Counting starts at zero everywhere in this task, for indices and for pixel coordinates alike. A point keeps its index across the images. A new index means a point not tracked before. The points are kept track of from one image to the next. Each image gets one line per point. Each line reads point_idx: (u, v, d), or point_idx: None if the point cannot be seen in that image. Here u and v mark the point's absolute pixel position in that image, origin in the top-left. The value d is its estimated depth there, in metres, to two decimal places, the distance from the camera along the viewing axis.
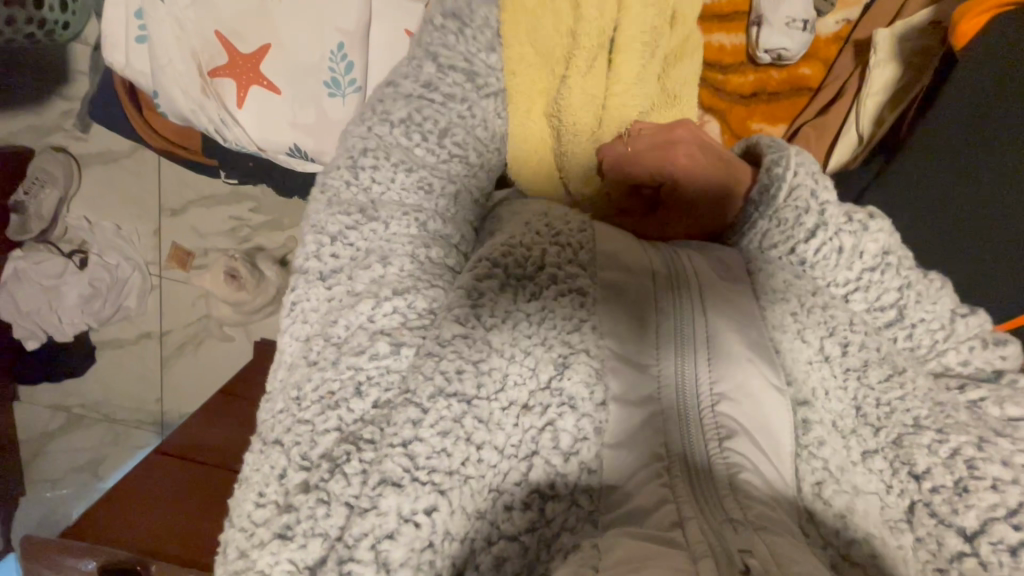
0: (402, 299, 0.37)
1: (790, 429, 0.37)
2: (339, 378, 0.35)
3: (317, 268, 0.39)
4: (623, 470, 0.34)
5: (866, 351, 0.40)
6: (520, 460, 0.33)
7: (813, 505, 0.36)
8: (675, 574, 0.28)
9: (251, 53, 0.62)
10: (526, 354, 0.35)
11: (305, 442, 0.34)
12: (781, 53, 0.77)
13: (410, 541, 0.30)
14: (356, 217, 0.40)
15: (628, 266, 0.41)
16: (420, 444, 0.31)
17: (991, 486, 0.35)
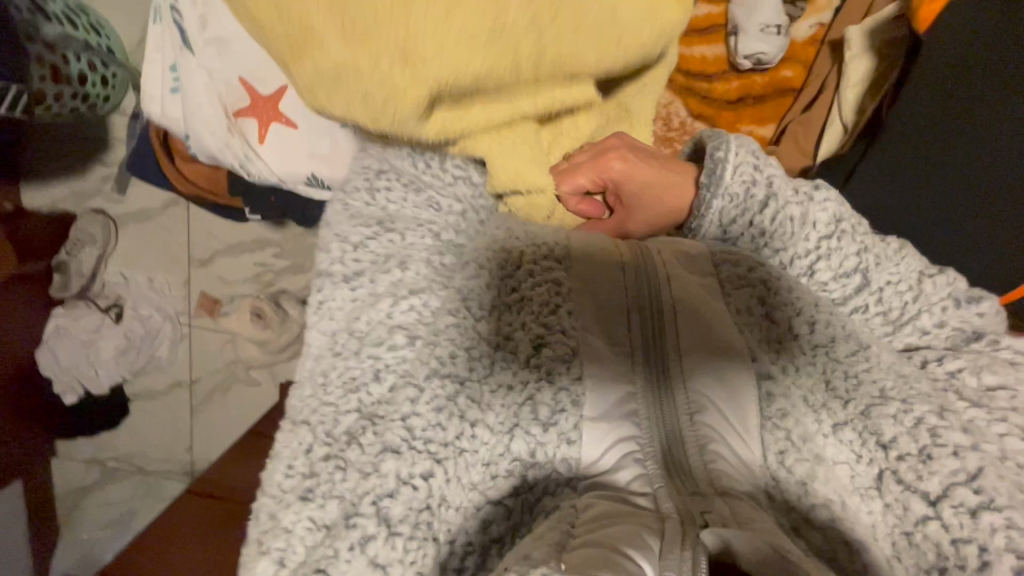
0: (417, 295, 0.41)
1: (754, 401, 0.39)
2: (359, 366, 0.39)
3: (342, 271, 0.43)
4: (598, 440, 0.37)
5: (832, 329, 0.43)
6: (504, 434, 0.37)
7: (778, 473, 0.38)
8: (642, 527, 0.29)
9: (271, 94, 0.69)
10: (507, 340, 0.40)
11: (328, 421, 0.38)
12: (760, 57, 0.82)
13: (407, 501, 0.35)
14: (376, 229, 0.44)
15: (598, 256, 0.44)
16: (417, 418, 0.37)
17: (953, 453, 0.37)
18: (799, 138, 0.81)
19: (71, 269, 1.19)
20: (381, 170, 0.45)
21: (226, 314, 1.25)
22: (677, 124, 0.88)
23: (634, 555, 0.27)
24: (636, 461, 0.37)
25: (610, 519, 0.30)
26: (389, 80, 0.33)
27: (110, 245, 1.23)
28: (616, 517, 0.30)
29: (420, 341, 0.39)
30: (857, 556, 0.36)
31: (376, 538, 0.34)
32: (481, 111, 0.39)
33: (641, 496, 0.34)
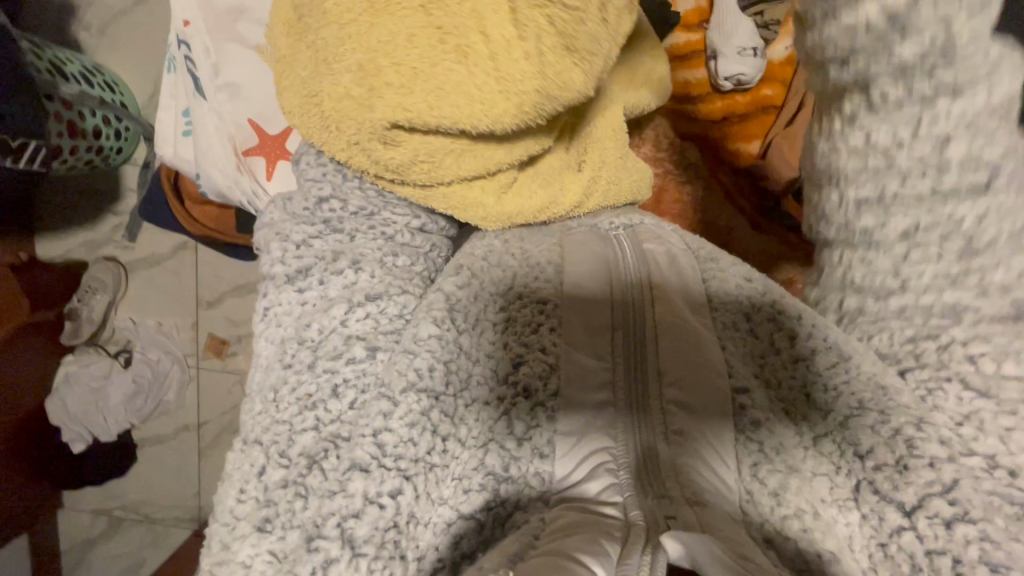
0: (380, 302, 0.43)
1: (730, 415, 0.41)
2: (315, 382, 0.40)
3: (285, 269, 0.43)
4: (572, 456, 0.40)
5: (814, 340, 0.40)
6: (478, 449, 0.40)
7: (750, 486, 0.40)
8: (601, 539, 0.31)
9: (278, 133, 0.72)
10: (488, 357, 0.43)
11: (282, 441, 0.39)
12: (740, 78, 0.86)
13: (374, 521, 0.36)
14: (321, 230, 0.45)
15: (592, 275, 0.47)
16: (389, 434, 0.38)
17: (929, 464, 0.34)
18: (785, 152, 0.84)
19: (82, 316, 1.22)
20: (327, 187, 0.45)
21: (233, 354, 1.27)
22: (667, 146, 0.92)
23: (586, 560, 0.29)
24: (608, 472, 0.39)
25: (575, 531, 0.32)
26: (363, 118, 0.39)
27: (120, 291, 1.26)
28: (588, 526, 0.33)
29: (402, 354, 0.40)
30: (825, 566, 0.36)
31: (339, 560, 0.35)
32: (462, 167, 0.44)
33: (609, 508, 0.36)
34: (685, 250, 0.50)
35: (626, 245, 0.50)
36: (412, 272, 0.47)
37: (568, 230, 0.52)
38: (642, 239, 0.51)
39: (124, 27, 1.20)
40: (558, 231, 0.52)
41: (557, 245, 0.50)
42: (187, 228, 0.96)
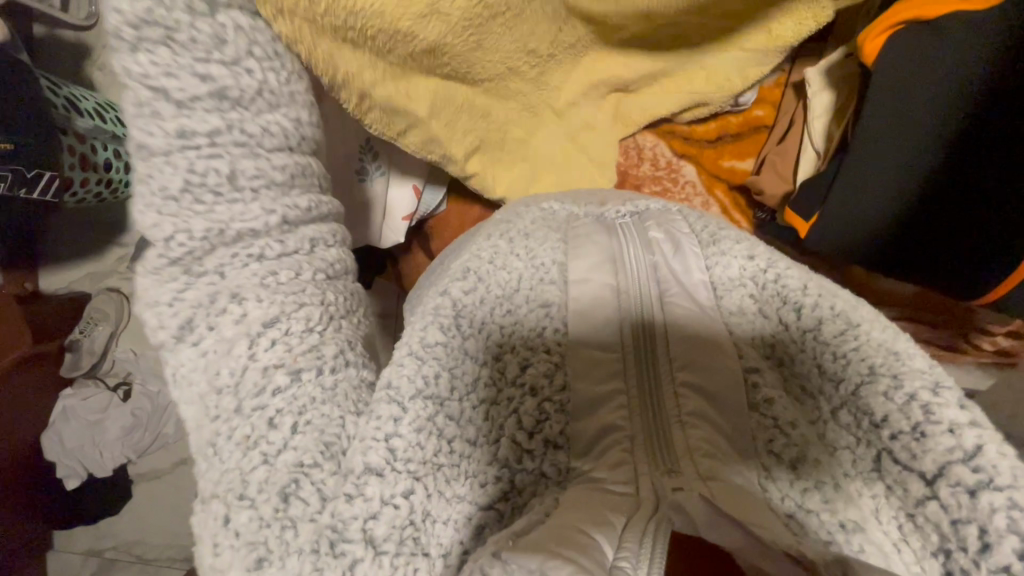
0: (275, 328, 0.36)
1: (739, 391, 0.42)
2: (249, 423, 0.34)
3: (168, 335, 0.35)
4: (585, 447, 0.41)
5: (820, 310, 0.41)
6: (489, 443, 0.41)
7: (768, 463, 0.40)
8: (599, 525, 0.33)
9: None
10: (484, 362, 0.43)
11: (237, 485, 0.33)
12: (736, 99, 0.89)
13: (390, 520, 0.34)
14: (185, 279, 0.35)
15: (582, 279, 0.48)
16: (399, 439, 0.36)
17: (948, 430, 0.33)
18: (778, 166, 0.87)
19: (83, 347, 1.20)
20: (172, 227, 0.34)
21: None
22: (665, 164, 0.93)
23: (589, 531, 0.32)
24: (621, 453, 0.40)
25: (586, 501, 0.35)
26: None
27: (122, 322, 1.25)
28: (608, 497, 0.36)
29: (406, 356, 0.39)
30: (847, 535, 0.37)
31: (364, 560, 0.33)
32: None
33: (618, 484, 0.38)
34: (688, 236, 0.50)
35: (635, 239, 0.50)
36: (303, 286, 0.38)
37: (568, 223, 0.54)
38: (646, 226, 0.52)
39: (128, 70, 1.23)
40: (562, 222, 0.54)
41: (561, 241, 0.51)
42: None
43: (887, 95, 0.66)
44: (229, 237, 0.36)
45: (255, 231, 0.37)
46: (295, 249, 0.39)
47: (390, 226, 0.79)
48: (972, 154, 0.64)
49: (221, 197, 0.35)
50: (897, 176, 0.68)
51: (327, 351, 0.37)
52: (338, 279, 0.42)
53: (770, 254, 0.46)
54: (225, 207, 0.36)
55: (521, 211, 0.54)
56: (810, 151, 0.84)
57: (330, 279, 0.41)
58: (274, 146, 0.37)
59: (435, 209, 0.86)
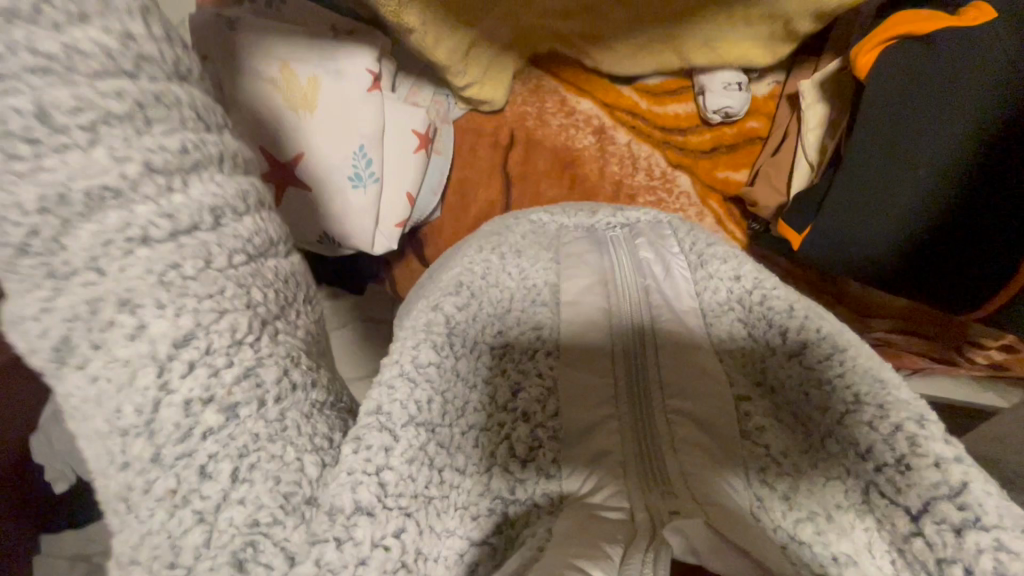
0: (194, 346, 0.25)
1: (732, 417, 0.42)
2: (173, 473, 0.25)
3: (41, 359, 0.24)
4: (578, 480, 0.40)
5: (806, 332, 0.40)
6: (480, 473, 0.39)
7: (761, 493, 0.40)
8: (588, 555, 0.30)
9: (288, 160, 0.77)
10: (484, 383, 0.42)
11: (167, 552, 0.25)
12: (726, 111, 0.89)
13: (381, 565, 0.29)
14: (50, 282, 0.23)
15: (574, 300, 0.49)
16: (390, 472, 0.31)
17: (934, 465, 0.32)
18: (772, 178, 0.87)
19: None
20: None
21: None
22: (660, 173, 0.94)
23: (586, 561, 0.30)
24: (612, 481, 0.39)
25: (585, 532, 0.33)
26: None
27: None
28: (599, 523, 0.34)
29: (399, 377, 0.36)
30: (840, 570, 0.35)
31: None
32: None
33: (611, 510, 0.36)
34: (677, 257, 0.51)
35: (622, 253, 0.52)
36: (224, 285, 0.26)
37: (563, 243, 0.54)
38: (637, 244, 0.53)
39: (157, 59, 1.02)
40: (552, 238, 0.55)
41: (553, 261, 0.52)
42: None
43: (876, 116, 0.67)
44: (79, 206, 0.23)
45: (114, 190, 0.23)
46: (190, 227, 0.26)
47: (384, 232, 0.84)
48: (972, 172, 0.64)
49: (38, 145, 0.22)
50: (891, 195, 0.67)
51: (267, 375, 0.27)
52: (266, 266, 0.30)
53: (758, 274, 0.46)
54: (61, 160, 0.22)
55: (511, 224, 0.54)
56: (802, 162, 0.85)
57: (261, 274, 0.29)
58: (104, 67, 0.23)
59: (430, 216, 0.92)
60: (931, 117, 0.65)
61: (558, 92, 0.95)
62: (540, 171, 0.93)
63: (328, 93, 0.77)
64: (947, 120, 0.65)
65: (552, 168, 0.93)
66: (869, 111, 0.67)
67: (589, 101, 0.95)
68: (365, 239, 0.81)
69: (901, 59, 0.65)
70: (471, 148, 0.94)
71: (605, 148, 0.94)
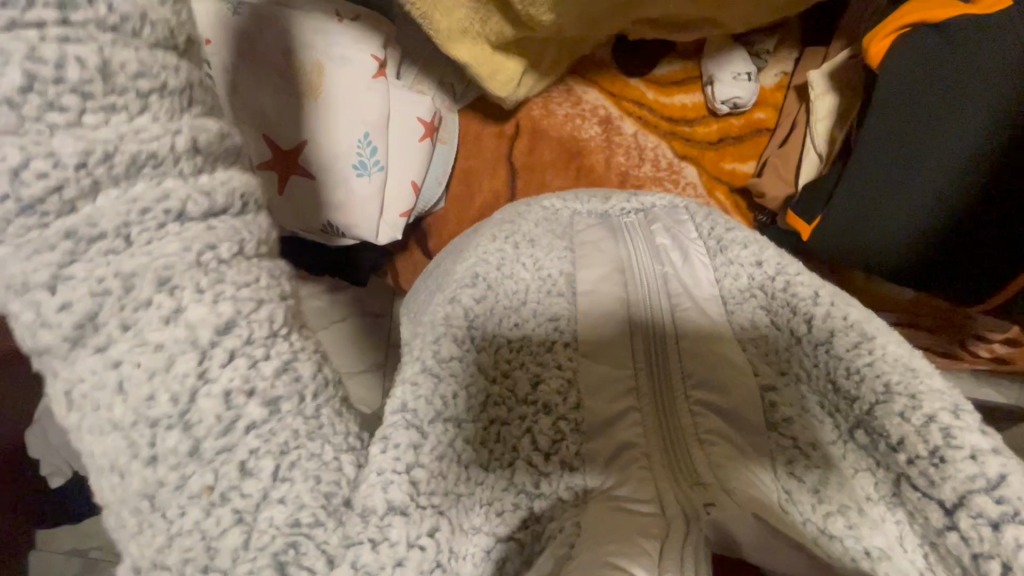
0: (236, 334, 0.25)
1: (757, 407, 0.41)
2: (210, 470, 0.24)
3: (56, 337, 0.23)
4: (600, 474, 0.39)
5: (832, 321, 0.39)
6: (505, 468, 0.39)
7: (789, 486, 0.39)
8: (623, 554, 0.29)
9: (292, 148, 0.76)
10: (506, 375, 0.43)
11: (200, 554, 0.24)
12: (736, 101, 0.88)
13: (417, 566, 0.29)
14: (68, 247, 0.23)
15: (593, 291, 0.47)
16: (421, 470, 0.31)
17: (970, 456, 0.30)
18: (780, 169, 0.84)
19: None
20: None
21: None
22: (666, 164, 0.92)
23: (627, 563, 0.29)
24: (641, 470, 0.38)
25: (614, 528, 0.32)
26: None
27: None
28: (637, 520, 0.32)
29: (423, 373, 0.36)
30: (875, 565, 0.35)
31: None
32: None
33: (640, 503, 0.35)
34: (695, 243, 0.50)
35: (638, 239, 0.51)
36: (258, 275, 0.26)
37: (577, 232, 0.53)
38: (653, 230, 0.52)
39: None
40: (565, 225, 0.54)
41: (568, 250, 0.51)
42: None
43: (897, 101, 0.65)
44: (120, 168, 0.23)
45: (157, 158, 0.24)
46: (225, 206, 0.26)
47: (388, 222, 0.83)
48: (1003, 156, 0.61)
49: (90, 100, 0.23)
50: (909, 183, 0.65)
51: (304, 368, 0.27)
52: (278, 260, 0.30)
53: (780, 260, 0.45)
54: (106, 119, 0.23)
55: (523, 211, 0.53)
56: (811, 154, 0.82)
57: (280, 266, 0.29)
58: (162, 40, 0.25)
59: (433, 207, 0.91)
60: (956, 102, 0.63)
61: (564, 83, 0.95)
62: (546, 162, 0.92)
63: (334, 79, 0.76)
64: (976, 104, 0.62)
65: (558, 159, 0.92)
66: (892, 96, 0.65)
67: (594, 90, 0.94)
68: (369, 230, 0.81)
69: (918, 45, 0.63)
70: (476, 138, 0.93)
71: (612, 138, 0.92)
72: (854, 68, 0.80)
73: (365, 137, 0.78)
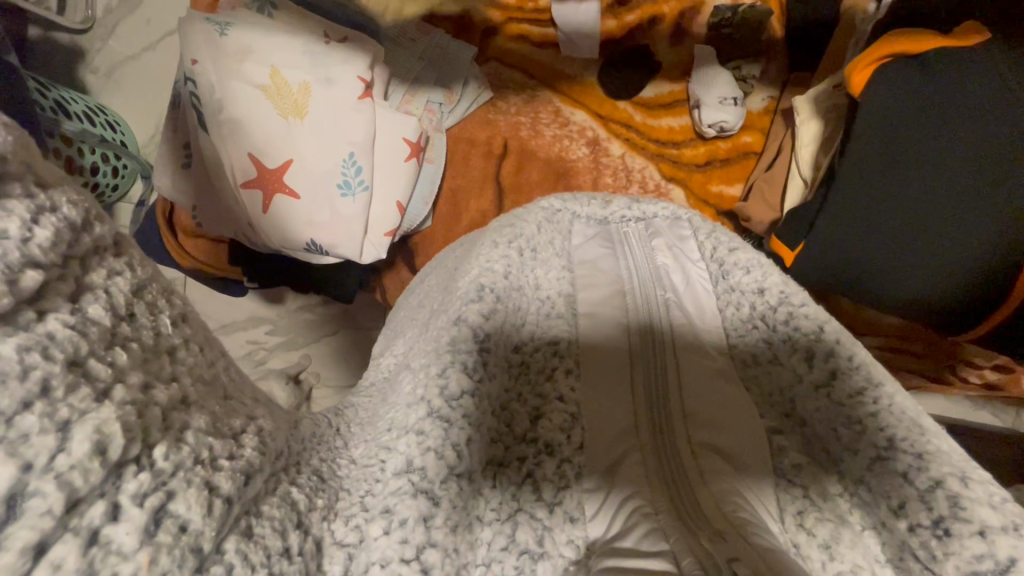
0: (31, 516, 0.16)
1: (763, 448, 0.39)
2: None
3: None
4: (602, 523, 0.36)
5: (834, 360, 0.37)
6: (502, 523, 0.34)
7: (796, 538, 0.35)
8: None
9: (276, 168, 0.75)
10: (503, 409, 0.40)
11: None
12: (722, 125, 0.89)
13: None
14: None
15: (600, 320, 0.46)
16: (433, 551, 0.28)
17: (979, 533, 0.28)
18: (765, 193, 0.85)
19: None
20: None
21: None
22: (653, 186, 0.91)
23: None
24: (646, 516, 0.34)
25: None
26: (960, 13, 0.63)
27: None
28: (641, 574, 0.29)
29: (428, 419, 0.32)
30: None
31: None
32: None
33: (649, 556, 0.31)
34: (697, 264, 0.50)
35: (638, 254, 0.51)
36: (45, 376, 0.16)
37: (575, 244, 0.53)
38: (655, 246, 0.52)
39: (135, 74, 1.06)
40: (564, 229, 0.53)
41: (566, 270, 0.50)
42: (180, 227, 0.87)
43: (902, 122, 0.64)
44: None
45: None
46: None
47: (372, 241, 0.81)
48: (993, 178, 0.61)
49: None
50: (903, 206, 0.65)
51: (192, 511, 0.20)
52: (89, 279, 0.19)
53: (783, 289, 0.43)
54: None
55: (522, 214, 0.51)
56: (796, 179, 0.83)
57: (86, 333, 0.18)
58: None
59: (420, 226, 0.89)
60: (944, 126, 0.63)
61: (552, 103, 0.94)
62: (533, 181, 0.90)
63: (319, 100, 0.76)
64: (967, 126, 0.62)
65: (546, 178, 0.90)
66: (875, 120, 0.65)
67: (582, 112, 0.94)
68: (352, 249, 0.79)
69: (898, 77, 0.64)
70: (464, 158, 0.91)
71: (599, 160, 0.92)
72: (834, 95, 0.81)
73: (349, 156, 0.77)
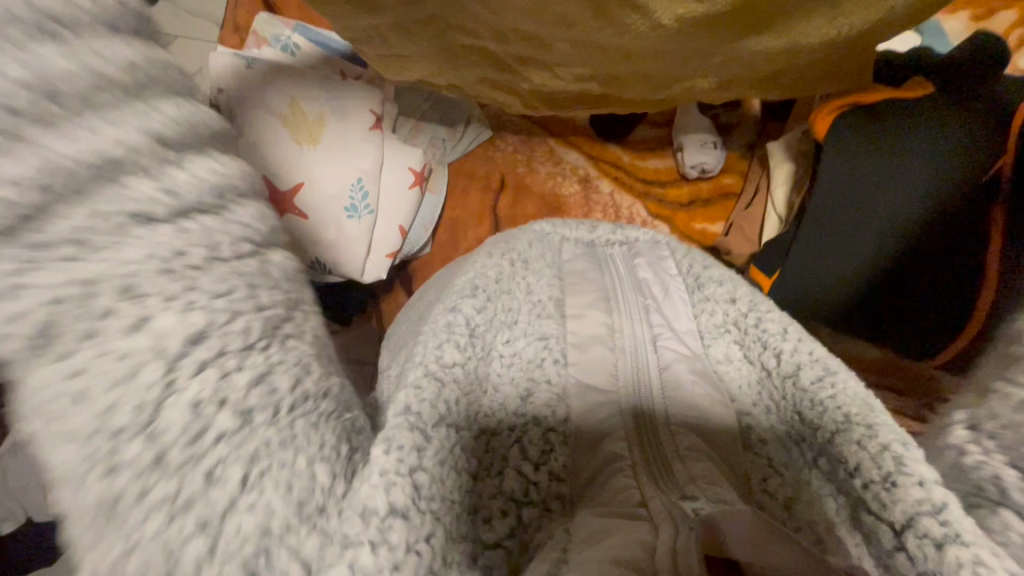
0: (212, 341, 0.19)
1: (730, 425, 0.44)
2: (179, 479, 0.19)
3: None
4: (583, 485, 0.40)
5: (799, 355, 0.42)
6: (494, 477, 0.39)
7: (763, 501, 0.41)
8: (634, 542, 0.31)
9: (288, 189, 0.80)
10: (496, 390, 0.44)
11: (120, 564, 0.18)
12: (703, 166, 0.97)
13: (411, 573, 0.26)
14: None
15: (574, 319, 0.50)
16: (423, 474, 0.29)
17: (918, 483, 0.29)
18: (744, 228, 0.91)
19: None
20: None
21: None
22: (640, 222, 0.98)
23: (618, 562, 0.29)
24: (623, 475, 0.38)
25: (604, 531, 0.33)
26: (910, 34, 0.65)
27: None
28: (610, 528, 0.33)
29: (426, 378, 0.36)
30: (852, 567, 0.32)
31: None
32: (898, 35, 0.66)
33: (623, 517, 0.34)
34: (675, 280, 0.55)
35: (622, 270, 0.56)
36: (234, 285, 0.20)
37: (565, 259, 0.58)
38: (637, 263, 0.57)
39: None
40: (555, 247, 0.58)
41: (556, 278, 0.55)
42: None
43: (863, 156, 0.71)
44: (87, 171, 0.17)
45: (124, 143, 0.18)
46: (200, 201, 0.20)
47: (374, 261, 0.87)
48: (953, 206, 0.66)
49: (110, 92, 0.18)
50: (868, 232, 0.70)
51: (283, 375, 0.21)
52: (273, 254, 0.23)
53: (751, 298, 0.48)
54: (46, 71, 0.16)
55: (517, 233, 0.56)
56: (772, 215, 0.89)
57: (263, 271, 0.22)
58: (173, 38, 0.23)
59: (420, 250, 0.95)
60: (904, 159, 0.69)
61: (547, 145, 1.02)
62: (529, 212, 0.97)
63: (333, 131, 0.84)
64: (925, 157, 0.68)
65: (538, 210, 0.97)
66: (838, 155, 0.72)
67: (575, 153, 1.01)
68: (355, 268, 0.85)
69: (852, 124, 0.73)
70: (463, 191, 0.98)
71: (589, 196, 0.99)
72: (803, 141, 0.89)
73: (359, 180, 0.84)
